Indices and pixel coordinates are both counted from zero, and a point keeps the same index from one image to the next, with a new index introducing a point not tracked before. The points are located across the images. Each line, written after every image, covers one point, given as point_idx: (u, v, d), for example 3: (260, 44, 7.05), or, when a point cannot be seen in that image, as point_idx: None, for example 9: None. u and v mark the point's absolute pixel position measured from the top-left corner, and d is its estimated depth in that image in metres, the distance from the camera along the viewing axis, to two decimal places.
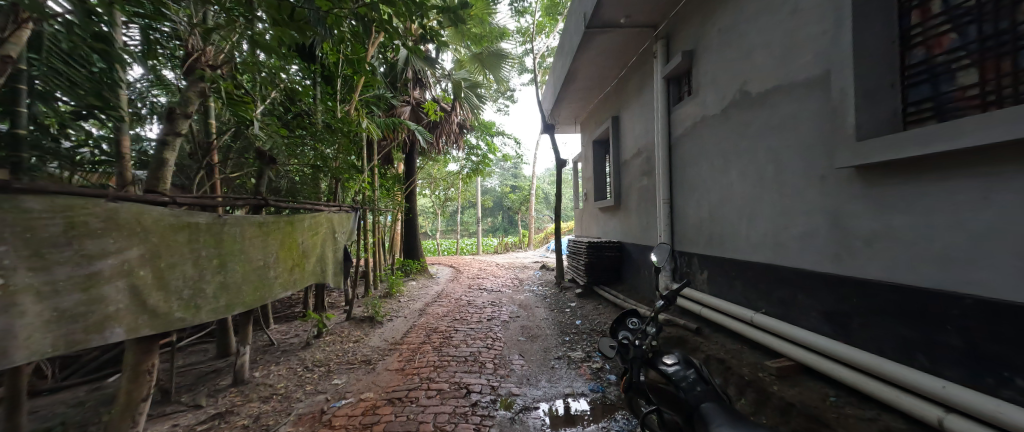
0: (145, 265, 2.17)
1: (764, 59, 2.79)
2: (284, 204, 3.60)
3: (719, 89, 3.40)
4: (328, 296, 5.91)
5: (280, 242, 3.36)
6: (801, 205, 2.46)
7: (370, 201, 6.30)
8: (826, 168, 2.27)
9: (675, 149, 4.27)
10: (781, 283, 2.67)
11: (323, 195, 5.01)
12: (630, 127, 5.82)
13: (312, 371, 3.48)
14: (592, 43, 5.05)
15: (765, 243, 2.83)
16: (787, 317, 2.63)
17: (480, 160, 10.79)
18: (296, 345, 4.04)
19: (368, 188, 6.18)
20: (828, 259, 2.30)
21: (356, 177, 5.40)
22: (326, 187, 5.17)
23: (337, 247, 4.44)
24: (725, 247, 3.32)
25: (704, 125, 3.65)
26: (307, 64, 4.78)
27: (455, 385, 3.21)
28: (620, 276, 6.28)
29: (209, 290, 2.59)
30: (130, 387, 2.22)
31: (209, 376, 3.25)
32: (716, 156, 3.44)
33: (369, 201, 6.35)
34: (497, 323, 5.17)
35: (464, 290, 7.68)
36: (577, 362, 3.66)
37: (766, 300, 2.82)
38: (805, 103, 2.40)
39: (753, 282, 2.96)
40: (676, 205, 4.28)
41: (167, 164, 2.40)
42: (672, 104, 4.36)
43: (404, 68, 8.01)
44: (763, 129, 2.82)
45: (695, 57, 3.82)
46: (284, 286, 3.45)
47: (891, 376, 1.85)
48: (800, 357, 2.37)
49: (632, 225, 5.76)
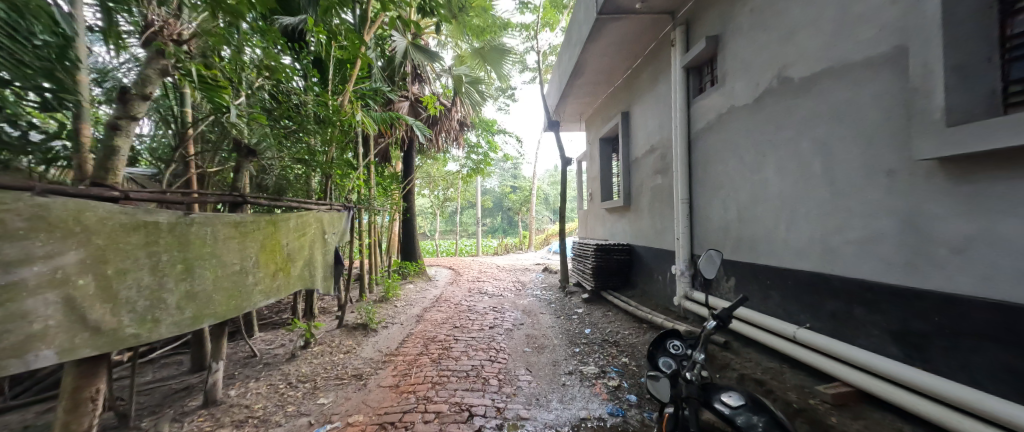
0: (85, 273, 1.82)
1: (810, 39, 2.45)
2: (267, 202, 3.24)
3: (750, 77, 3.06)
4: (320, 300, 5.55)
5: (261, 245, 3.01)
6: (860, 205, 2.12)
7: (365, 201, 5.92)
8: (894, 162, 1.94)
9: (696, 144, 3.93)
10: (830, 295, 2.33)
11: (313, 193, 4.65)
12: (641, 123, 5.48)
13: (296, 388, 3.12)
14: (603, 32, 4.70)
15: (809, 249, 2.49)
16: (840, 334, 2.28)
17: (481, 159, 10.46)
18: (280, 358, 3.67)
19: (363, 186, 5.83)
20: (895, 269, 1.96)
21: (349, 174, 5.05)
22: (317, 184, 4.81)
23: (327, 249, 4.07)
24: (758, 252, 2.98)
25: (732, 117, 3.31)
26: (296, 51, 4.43)
27: (455, 407, 2.84)
28: (630, 281, 5.94)
29: (171, 302, 2.24)
30: (67, 421, 1.86)
31: (179, 396, 2.89)
32: (747, 152, 3.10)
33: (364, 201, 5.98)
34: (499, 332, 4.81)
35: (464, 294, 7.33)
36: (590, 379, 3.31)
37: (811, 314, 2.47)
38: (867, 86, 2.06)
39: (793, 292, 2.62)
40: (696, 206, 3.94)
41: (117, 152, 2.05)
42: (692, 96, 4.02)
43: (402, 61, 7.66)
44: (808, 119, 2.48)
45: (721, 43, 3.48)
46: (267, 294, 3.09)
47: (998, 415, 1.53)
48: (861, 383, 2.03)
49: (644, 227, 5.41)
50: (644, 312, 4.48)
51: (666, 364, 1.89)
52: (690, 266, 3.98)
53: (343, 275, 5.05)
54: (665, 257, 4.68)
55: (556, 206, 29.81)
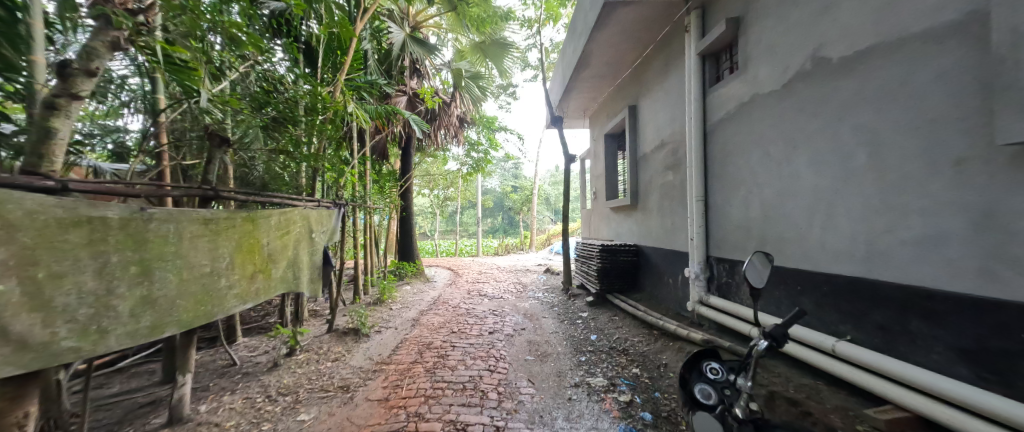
0: (9, 278, 1.57)
1: (854, 12, 2.17)
2: (245, 198, 2.95)
3: (777, 60, 2.78)
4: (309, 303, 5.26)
5: (236, 244, 2.72)
6: (919, 199, 1.85)
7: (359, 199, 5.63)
8: (966, 149, 1.68)
9: (713, 137, 3.64)
10: (879, 304, 2.05)
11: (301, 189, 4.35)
12: (650, 117, 5.18)
13: (275, 403, 2.84)
14: (612, 19, 4.41)
15: (850, 251, 2.20)
16: (892, 349, 2.00)
17: (481, 157, 10.19)
18: (261, 367, 3.38)
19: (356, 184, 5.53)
20: (965, 274, 1.70)
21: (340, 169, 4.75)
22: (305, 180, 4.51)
23: (315, 249, 3.78)
24: (787, 253, 2.69)
25: (755, 106, 3.02)
26: (284, 37, 4.15)
27: (449, 426, 2.55)
28: (637, 284, 5.64)
29: (123, 309, 1.96)
30: None
31: (143, 412, 2.62)
32: (774, 143, 2.81)
33: (357, 199, 5.68)
34: (499, 337, 4.52)
35: (463, 296, 7.03)
36: (599, 392, 3.02)
37: (853, 325, 2.19)
38: (930, 63, 1.80)
39: (830, 300, 2.34)
40: (712, 204, 3.65)
41: (55, 135, 1.77)
42: (708, 85, 3.73)
43: (400, 54, 7.39)
44: (849, 103, 2.20)
45: (743, 26, 3.20)
46: (244, 298, 2.80)
47: None
48: (921, 408, 1.75)
49: (652, 226, 5.11)
50: (655, 318, 4.19)
51: (705, 394, 1.86)
52: (705, 270, 3.69)
53: (334, 276, 4.75)
54: (676, 259, 4.39)
55: (557, 207, 29.51)
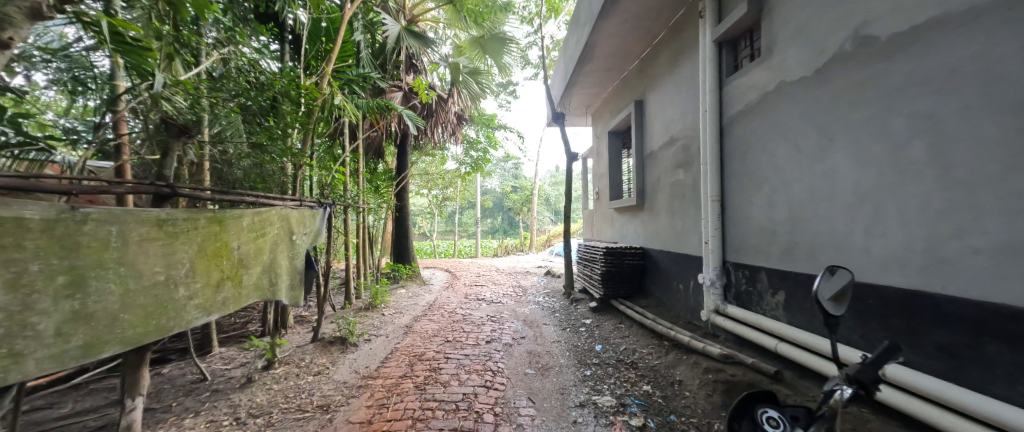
0: None
1: None
2: (212, 196, 2.62)
3: (808, 44, 2.48)
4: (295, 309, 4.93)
5: (197, 248, 2.40)
6: (999, 198, 1.57)
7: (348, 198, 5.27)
8: None
9: (730, 131, 3.34)
10: (943, 322, 1.75)
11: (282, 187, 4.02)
12: (658, 112, 4.87)
13: (244, 427, 2.53)
14: (619, 5, 4.10)
15: (903, 259, 1.90)
16: (961, 377, 1.70)
17: (480, 155, 9.87)
18: (233, 383, 3.06)
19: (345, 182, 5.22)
20: None
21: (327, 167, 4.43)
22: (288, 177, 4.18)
23: (296, 252, 3.45)
24: (820, 260, 2.38)
25: (781, 95, 2.72)
26: (265, 24, 3.84)
27: None
28: (644, 289, 5.33)
29: (46, 327, 1.70)
30: None
31: None
32: (805, 136, 2.50)
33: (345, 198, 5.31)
34: (497, 347, 4.21)
35: (460, 301, 6.71)
36: (606, 414, 2.72)
37: (906, 345, 1.89)
38: (1013, 38, 1.54)
39: (875, 315, 2.04)
40: (729, 204, 3.34)
41: None
42: (725, 74, 3.42)
43: (394, 48, 7.08)
44: (904, 87, 1.90)
45: (766, 7, 2.89)
46: (207, 309, 2.49)
47: None
48: None
49: (661, 228, 4.80)
50: (665, 327, 3.88)
51: None
52: (722, 277, 3.37)
53: (321, 280, 4.42)
54: (688, 263, 4.07)
55: (558, 207, 29.18)
